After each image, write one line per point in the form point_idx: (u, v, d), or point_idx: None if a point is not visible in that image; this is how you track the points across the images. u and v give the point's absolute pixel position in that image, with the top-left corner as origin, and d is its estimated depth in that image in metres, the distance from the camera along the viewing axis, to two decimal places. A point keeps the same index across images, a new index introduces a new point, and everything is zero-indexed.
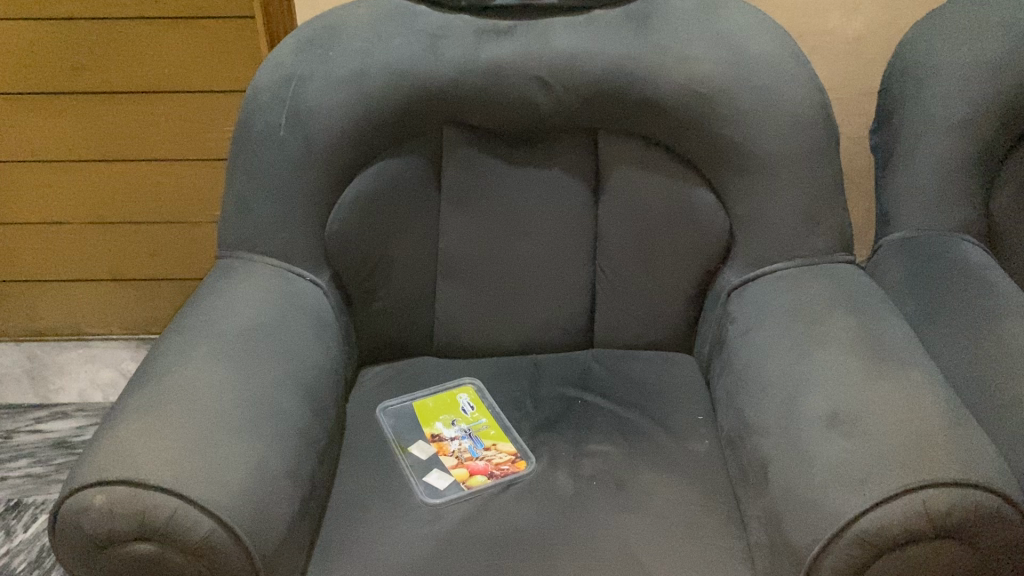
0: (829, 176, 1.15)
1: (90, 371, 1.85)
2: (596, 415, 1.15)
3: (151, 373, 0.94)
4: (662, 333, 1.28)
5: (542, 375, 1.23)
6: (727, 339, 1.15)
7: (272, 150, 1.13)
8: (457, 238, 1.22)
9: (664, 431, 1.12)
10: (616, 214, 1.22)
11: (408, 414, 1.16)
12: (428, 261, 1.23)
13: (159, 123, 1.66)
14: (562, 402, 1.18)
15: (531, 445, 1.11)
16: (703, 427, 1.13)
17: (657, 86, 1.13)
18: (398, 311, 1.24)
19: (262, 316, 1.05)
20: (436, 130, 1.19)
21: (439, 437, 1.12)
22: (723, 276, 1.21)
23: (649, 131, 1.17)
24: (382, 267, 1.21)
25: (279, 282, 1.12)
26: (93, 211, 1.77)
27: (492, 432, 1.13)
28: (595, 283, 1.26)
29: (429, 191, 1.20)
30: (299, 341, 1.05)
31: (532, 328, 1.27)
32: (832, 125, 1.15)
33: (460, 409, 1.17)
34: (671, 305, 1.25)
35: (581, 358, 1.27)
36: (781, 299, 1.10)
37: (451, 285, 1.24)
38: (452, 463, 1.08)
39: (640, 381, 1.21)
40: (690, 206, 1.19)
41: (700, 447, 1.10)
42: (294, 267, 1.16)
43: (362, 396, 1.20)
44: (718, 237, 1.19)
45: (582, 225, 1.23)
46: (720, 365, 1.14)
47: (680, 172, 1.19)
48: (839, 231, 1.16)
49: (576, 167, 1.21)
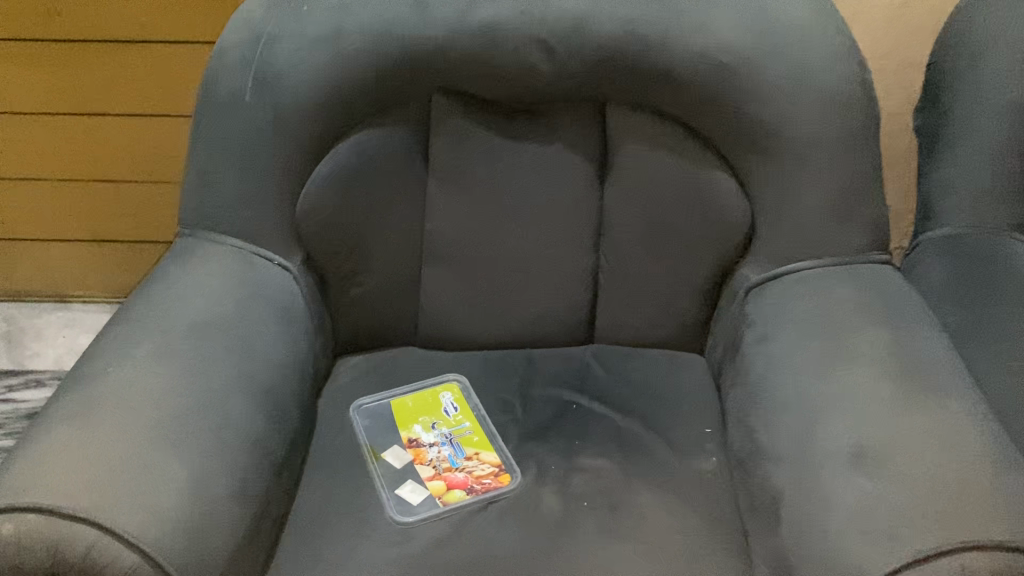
0: (866, 164, 1.01)
1: (67, 336, 1.76)
2: (590, 423, 1.04)
3: (86, 372, 0.84)
4: (671, 331, 1.15)
5: (535, 374, 1.12)
6: (741, 344, 1.02)
7: (236, 117, 1.01)
8: (446, 219, 1.10)
9: (666, 445, 1.01)
10: (624, 198, 1.09)
11: (384, 414, 1.06)
12: (412, 244, 1.11)
13: (136, 75, 1.53)
14: (555, 407, 1.06)
15: (517, 457, 0.99)
16: (711, 442, 1.01)
17: (674, 56, 0.99)
18: (379, 299, 1.13)
19: (217, 308, 0.94)
20: (423, 99, 1.06)
21: (416, 442, 1.01)
22: (741, 271, 1.08)
23: (664, 106, 1.04)
24: (362, 251, 1.09)
25: (242, 266, 1.01)
26: (69, 166, 1.65)
27: (475, 439, 1.02)
28: (598, 272, 1.13)
29: (414, 167, 1.08)
30: (258, 337, 0.94)
31: (527, 319, 1.15)
32: (872, 105, 1.01)
33: (441, 410, 1.06)
34: (682, 301, 1.12)
35: (580, 356, 1.15)
36: (803, 305, 0.97)
37: (438, 270, 1.12)
38: (429, 474, 0.97)
39: (644, 385, 1.09)
40: (706, 192, 1.06)
41: (706, 466, 0.98)
42: (261, 249, 1.04)
43: (335, 391, 1.09)
44: (735, 228, 1.06)
45: (585, 210, 1.10)
46: (734, 373, 1.02)
47: (697, 154, 1.05)
48: (875, 226, 1.02)
49: (580, 144, 1.08)
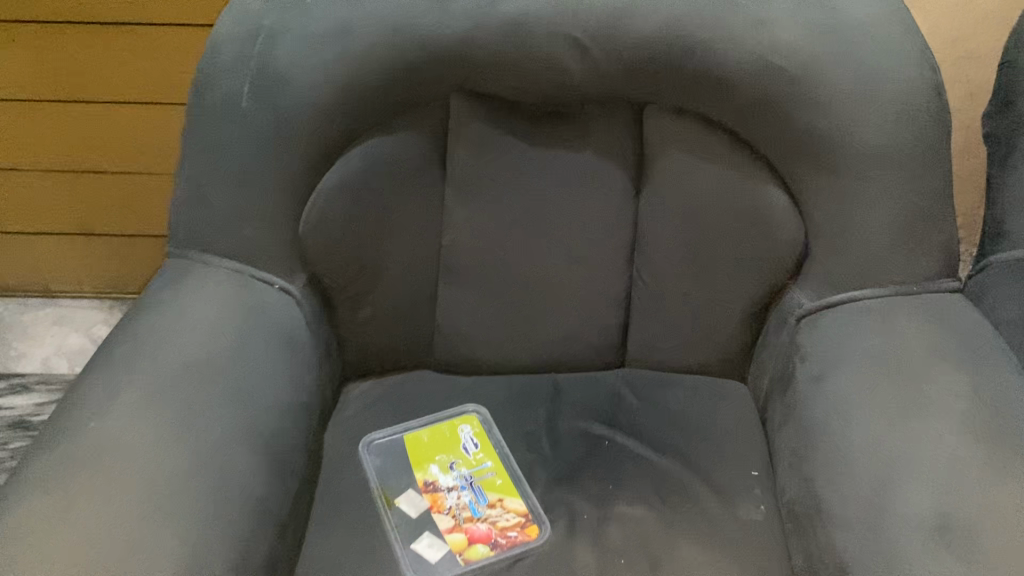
0: (938, 179, 0.90)
1: (55, 335, 1.66)
2: (625, 463, 0.94)
3: (64, 428, 0.74)
4: (711, 356, 1.05)
5: (562, 404, 1.02)
6: (793, 380, 0.92)
7: (232, 124, 0.90)
8: (465, 235, 0.99)
9: (710, 491, 0.91)
10: (662, 213, 0.99)
11: (397, 451, 0.96)
12: (427, 261, 1.01)
13: (123, 59, 1.41)
14: (585, 444, 0.97)
15: (547, 506, 0.90)
16: (759, 487, 0.92)
17: (726, 57, 0.88)
18: (390, 321, 1.02)
19: (212, 344, 0.84)
20: (441, 101, 0.95)
21: (433, 486, 0.92)
22: (792, 294, 0.98)
23: (711, 111, 0.93)
24: (372, 269, 0.99)
25: (240, 292, 0.91)
26: (53, 155, 1.54)
27: (498, 483, 0.93)
28: (631, 292, 1.03)
29: (430, 177, 0.97)
30: (258, 376, 0.85)
31: (552, 342, 1.05)
32: (946, 113, 0.90)
33: (460, 447, 0.96)
34: (724, 325, 1.02)
35: (610, 383, 1.05)
36: (867, 342, 0.87)
37: (456, 289, 1.02)
38: (448, 525, 0.88)
39: (682, 419, 1.00)
40: (755, 208, 0.95)
41: (755, 516, 0.88)
42: (260, 271, 0.94)
43: (343, 423, 0.99)
44: (787, 249, 0.96)
45: (619, 225, 1.00)
46: (786, 411, 0.92)
47: (746, 165, 0.95)
48: (946, 250, 0.92)
49: (615, 153, 0.97)
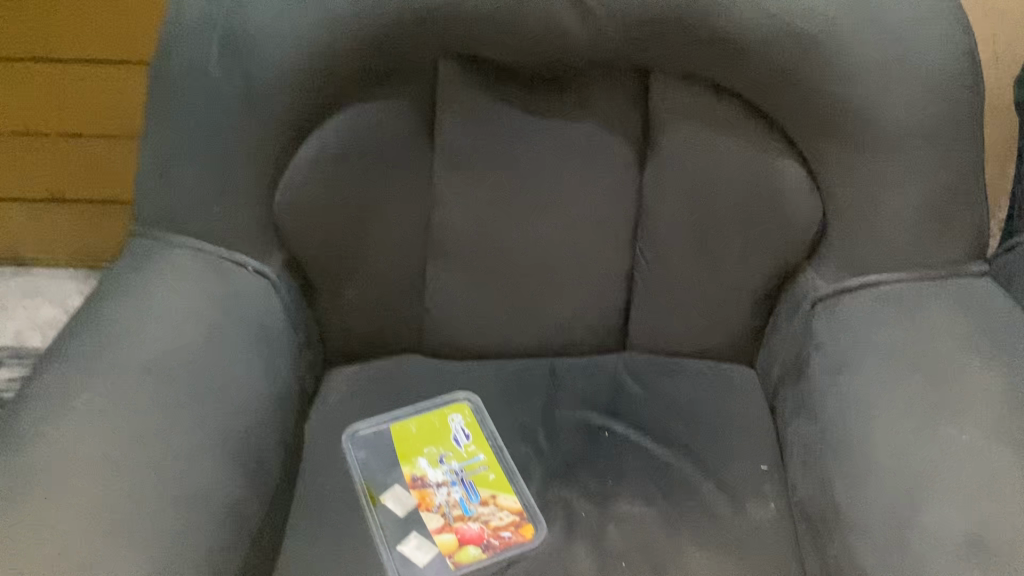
0: (969, 155, 0.83)
1: (28, 306, 1.56)
2: (626, 457, 0.89)
3: (15, 432, 0.67)
4: (718, 341, 0.98)
5: (558, 392, 0.96)
6: (807, 370, 0.86)
7: (201, 92, 0.82)
8: (456, 211, 0.92)
9: (717, 488, 0.85)
10: (668, 188, 0.91)
11: (383, 443, 0.90)
12: (415, 240, 0.94)
13: (89, 15, 1.32)
14: (583, 436, 0.91)
15: (542, 504, 0.84)
16: (769, 484, 0.86)
17: (741, 21, 0.80)
18: (375, 303, 0.96)
19: (179, 335, 0.77)
20: (428, 65, 0.87)
21: (421, 481, 0.86)
22: (807, 276, 0.91)
23: (723, 79, 0.85)
24: (354, 248, 0.92)
25: (210, 277, 0.84)
26: (20, 116, 1.46)
27: (491, 478, 0.87)
28: (634, 272, 0.96)
29: (418, 149, 0.90)
30: (230, 370, 0.78)
31: (549, 326, 0.98)
32: (979, 82, 0.83)
33: (451, 438, 0.90)
34: (732, 308, 0.96)
35: (610, 368, 0.99)
36: (888, 332, 0.81)
37: (446, 269, 0.95)
38: (437, 525, 0.82)
39: (687, 408, 0.94)
40: (769, 184, 0.88)
41: (764, 517, 0.83)
42: (233, 253, 0.86)
43: (326, 413, 0.93)
44: (802, 228, 0.89)
45: (622, 201, 0.93)
46: (799, 404, 0.86)
47: (760, 138, 0.87)
48: (973, 232, 0.85)
49: (617, 123, 0.90)
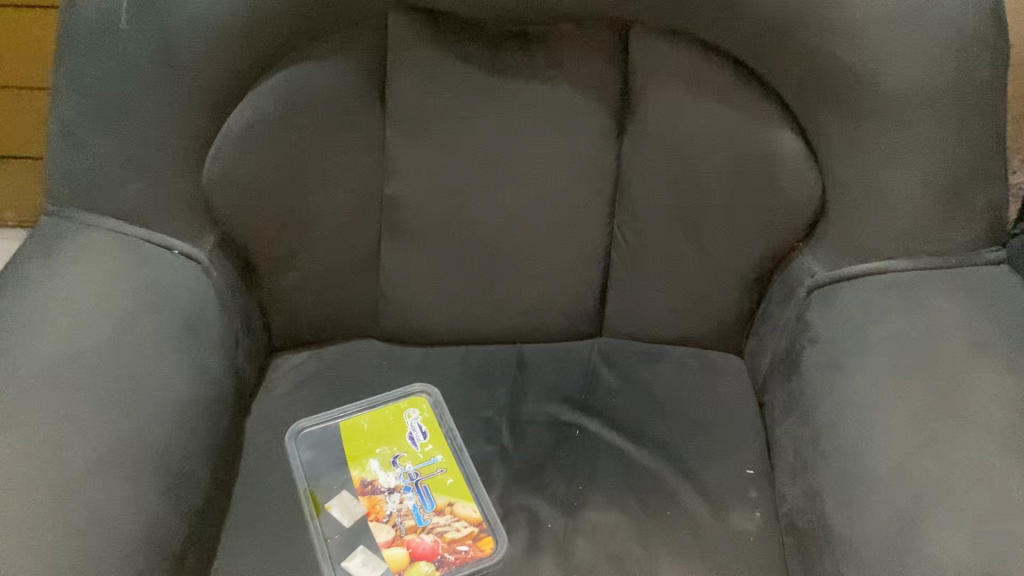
0: (991, 127, 0.73)
1: None
2: (599, 458, 0.80)
3: None
4: (704, 328, 0.89)
5: (526, 384, 0.87)
6: (799, 366, 0.78)
7: (112, 49, 0.72)
8: (411, 184, 0.82)
9: (697, 494, 0.77)
10: (650, 159, 0.82)
11: (331, 442, 0.82)
12: (366, 216, 0.84)
13: None
14: (552, 434, 0.83)
15: (504, 513, 0.76)
16: (755, 490, 0.78)
17: None
18: (323, 286, 0.86)
19: (89, 330, 0.68)
20: (377, 19, 0.76)
21: (372, 486, 0.78)
22: (802, 259, 0.82)
23: (713, 36, 0.75)
24: (297, 226, 0.82)
25: (128, 262, 0.74)
26: None
27: (449, 483, 0.79)
28: (611, 252, 0.87)
29: (367, 115, 0.79)
30: (148, 366, 0.69)
31: (517, 310, 0.89)
32: (1005, 41, 0.72)
33: (406, 437, 0.82)
34: (719, 291, 0.86)
35: (584, 357, 0.90)
36: (892, 327, 0.72)
37: (402, 249, 0.85)
38: (387, 536, 0.74)
39: (667, 402, 0.85)
40: (761, 156, 0.79)
41: (748, 527, 0.75)
42: (156, 234, 0.77)
43: (268, 407, 0.84)
44: (799, 206, 0.79)
45: (598, 173, 0.83)
46: (790, 402, 0.78)
47: (754, 104, 0.77)
48: (991, 214, 0.76)
49: (593, 85, 0.79)
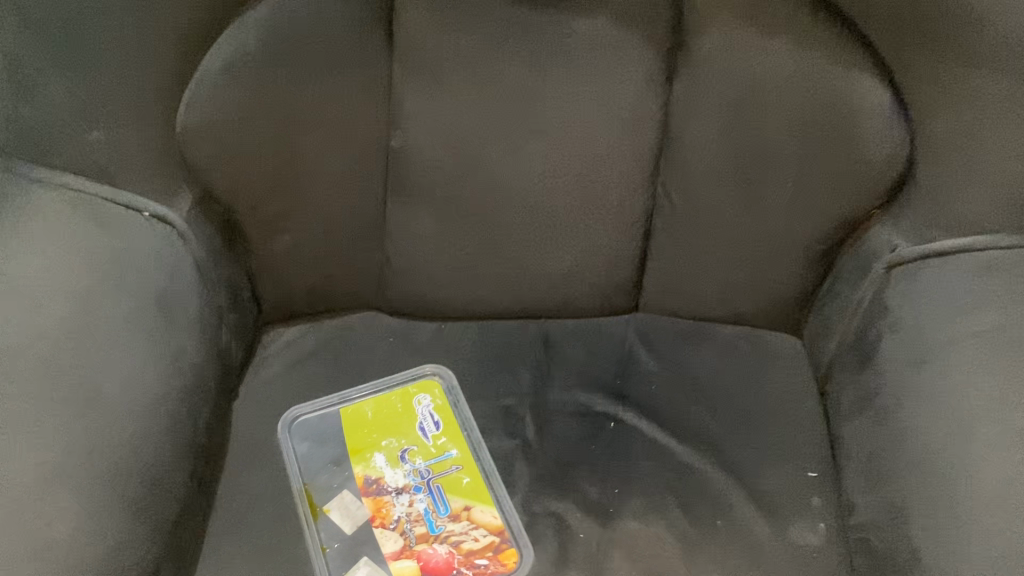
0: None
1: None
2: (637, 455, 0.70)
3: None
4: (756, 306, 0.78)
5: (552, 367, 0.77)
6: (875, 357, 0.67)
7: None
8: (422, 137, 0.70)
9: (751, 501, 0.67)
10: (704, 110, 0.69)
11: (330, 433, 0.72)
12: (371, 173, 0.72)
13: None
14: (582, 427, 0.72)
15: (528, 521, 0.66)
16: (817, 496, 0.67)
17: None
18: (320, 253, 0.75)
19: (38, 309, 0.57)
20: None
21: (377, 486, 0.68)
22: (878, 230, 0.70)
23: None
24: (289, 184, 0.71)
25: (89, 225, 0.64)
26: None
27: (465, 483, 0.69)
28: (653, 218, 0.75)
29: (371, 54, 0.67)
30: (111, 355, 0.58)
31: (542, 283, 0.78)
32: None
33: (416, 429, 0.73)
34: (777, 265, 0.75)
35: (618, 335, 0.80)
36: (993, 318, 0.61)
37: (411, 211, 0.74)
38: (395, 547, 0.64)
39: (713, 390, 0.75)
40: (838, 109, 0.67)
41: (811, 542, 0.64)
42: (121, 191, 0.67)
43: (258, 391, 0.74)
44: (880, 167, 0.68)
45: (641, 127, 0.71)
46: (862, 398, 0.67)
47: (833, 46, 0.65)
48: None
49: (638, 22, 0.66)
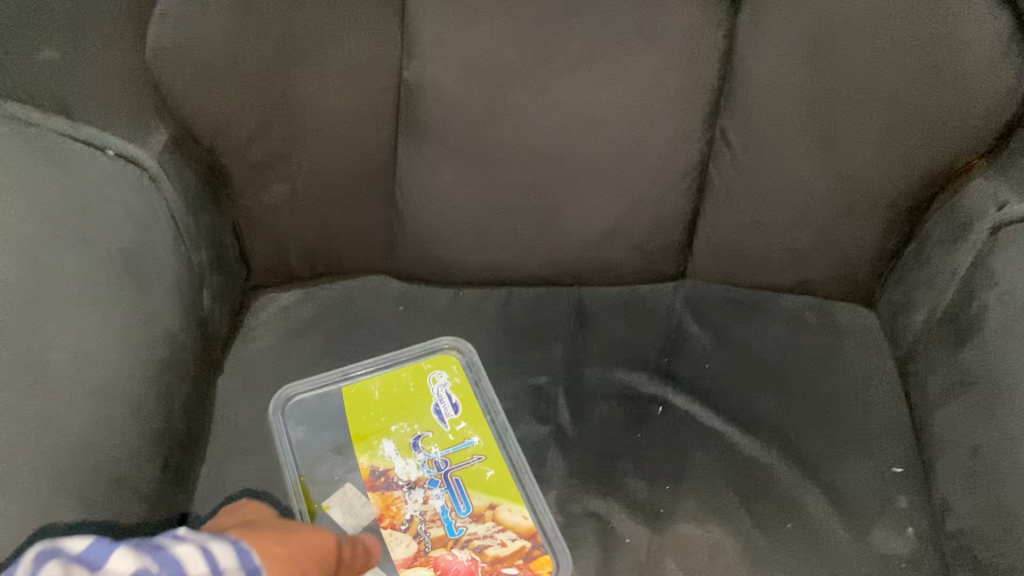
0: None
1: None
2: (690, 446, 0.60)
3: None
4: (824, 274, 0.68)
5: (588, 342, 0.66)
6: (977, 333, 0.56)
7: None
8: (440, 69, 0.59)
9: (825, 500, 0.57)
10: (777, 40, 0.58)
11: (332, 416, 0.62)
12: (379, 112, 0.61)
13: None
14: (626, 413, 0.62)
15: (564, 522, 0.56)
16: (903, 495, 0.57)
17: None
18: (320, 207, 0.64)
19: None
20: None
21: (385, 480, 0.59)
22: (982, 183, 0.60)
23: None
24: (283, 123, 0.60)
25: (39, 163, 0.52)
26: None
27: (489, 477, 0.59)
28: (708, 170, 0.65)
29: None
30: (65, 322, 0.48)
31: (576, 244, 0.67)
32: None
33: (431, 412, 0.63)
34: (854, 226, 0.64)
35: (663, 307, 0.69)
36: None
37: (427, 158, 0.63)
38: (407, 552, 0.55)
39: (775, 370, 0.64)
40: (944, 39, 0.56)
41: (900, 550, 0.54)
42: (79, 124, 0.55)
43: (247, 366, 0.63)
44: (990, 113, 0.57)
45: (701, 60, 0.59)
46: (956, 380, 0.57)
47: None
48: None
49: None
